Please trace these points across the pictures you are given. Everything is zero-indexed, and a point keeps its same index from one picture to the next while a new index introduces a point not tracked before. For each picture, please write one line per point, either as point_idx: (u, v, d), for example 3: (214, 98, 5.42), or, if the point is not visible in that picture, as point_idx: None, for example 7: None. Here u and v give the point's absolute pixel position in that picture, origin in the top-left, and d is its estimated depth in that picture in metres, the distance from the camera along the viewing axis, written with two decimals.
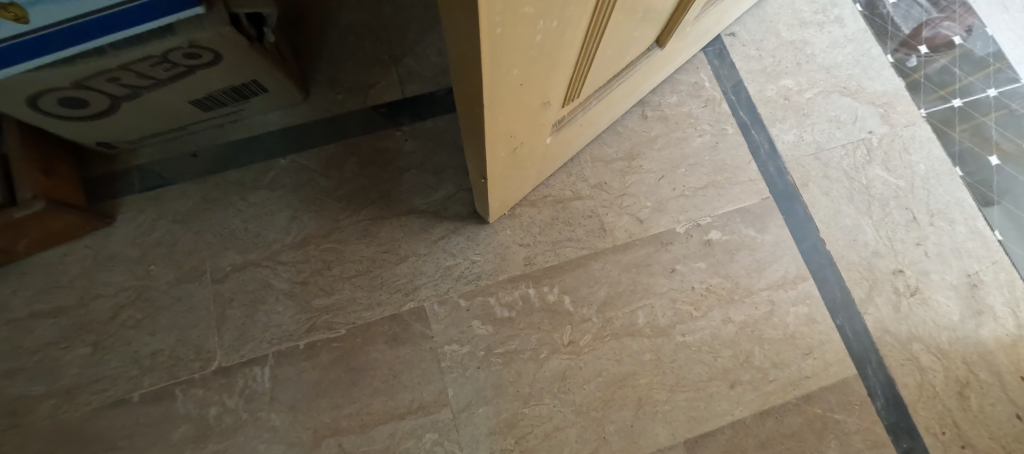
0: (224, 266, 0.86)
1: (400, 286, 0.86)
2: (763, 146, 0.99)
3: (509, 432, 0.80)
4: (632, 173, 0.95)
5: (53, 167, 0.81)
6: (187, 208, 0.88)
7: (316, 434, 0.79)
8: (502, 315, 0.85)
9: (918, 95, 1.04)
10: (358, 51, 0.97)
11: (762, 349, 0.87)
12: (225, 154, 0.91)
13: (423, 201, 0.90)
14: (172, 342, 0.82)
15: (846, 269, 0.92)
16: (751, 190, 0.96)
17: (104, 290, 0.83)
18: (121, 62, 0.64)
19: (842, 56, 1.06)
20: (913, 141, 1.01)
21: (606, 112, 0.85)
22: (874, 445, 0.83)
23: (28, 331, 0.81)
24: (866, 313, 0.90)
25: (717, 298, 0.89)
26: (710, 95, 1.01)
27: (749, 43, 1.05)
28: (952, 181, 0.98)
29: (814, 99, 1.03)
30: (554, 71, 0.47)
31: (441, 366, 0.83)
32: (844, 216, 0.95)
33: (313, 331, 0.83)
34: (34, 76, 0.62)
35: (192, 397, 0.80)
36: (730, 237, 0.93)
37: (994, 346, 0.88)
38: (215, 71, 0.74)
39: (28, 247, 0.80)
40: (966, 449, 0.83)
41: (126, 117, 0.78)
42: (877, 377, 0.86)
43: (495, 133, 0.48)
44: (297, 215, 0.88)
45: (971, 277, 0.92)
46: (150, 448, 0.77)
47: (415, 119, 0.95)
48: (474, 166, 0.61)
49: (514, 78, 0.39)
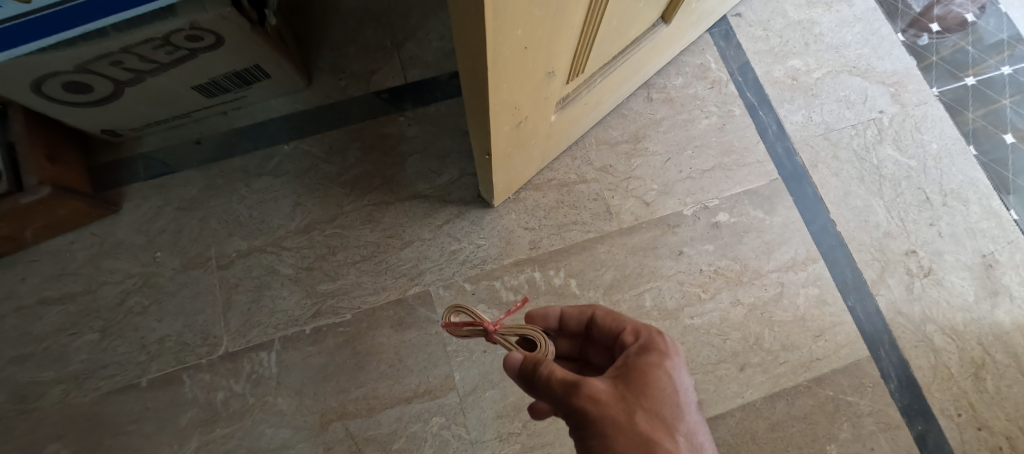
0: (229, 252, 0.86)
1: (406, 271, 0.85)
2: (770, 127, 0.98)
3: (516, 416, 0.80)
4: (637, 156, 0.94)
5: (58, 153, 0.82)
6: (192, 196, 0.88)
7: (323, 418, 0.79)
8: (508, 298, 0.85)
9: (931, 74, 1.02)
10: (360, 37, 0.97)
11: (773, 331, 0.86)
12: (228, 141, 0.91)
13: (426, 186, 0.90)
14: (179, 327, 0.82)
15: (857, 251, 0.90)
16: (759, 172, 0.94)
17: (111, 277, 0.84)
18: (123, 44, 0.64)
19: (851, 35, 1.04)
20: (925, 120, 0.99)
21: (611, 91, 0.83)
22: (888, 427, 0.81)
23: (38, 318, 0.81)
24: (878, 294, 0.88)
25: (726, 280, 0.88)
26: (716, 77, 1.00)
27: (755, 24, 1.04)
28: (965, 160, 0.96)
29: (823, 79, 1.01)
30: (557, 36, 0.46)
31: (447, 350, 0.82)
32: (855, 197, 0.94)
33: (318, 316, 0.83)
34: (38, 59, 0.62)
35: (199, 381, 0.80)
36: (738, 219, 0.91)
37: (1011, 327, 0.86)
38: (217, 55, 0.73)
39: (36, 233, 0.81)
40: (983, 431, 0.81)
41: (130, 103, 0.78)
42: (890, 359, 0.85)
43: (499, 103, 0.47)
44: (301, 201, 0.88)
45: (986, 257, 0.90)
46: (160, 431, 0.78)
47: (418, 104, 0.94)
48: (478, 141, 0.60)
49: (517, 40, 0.38)
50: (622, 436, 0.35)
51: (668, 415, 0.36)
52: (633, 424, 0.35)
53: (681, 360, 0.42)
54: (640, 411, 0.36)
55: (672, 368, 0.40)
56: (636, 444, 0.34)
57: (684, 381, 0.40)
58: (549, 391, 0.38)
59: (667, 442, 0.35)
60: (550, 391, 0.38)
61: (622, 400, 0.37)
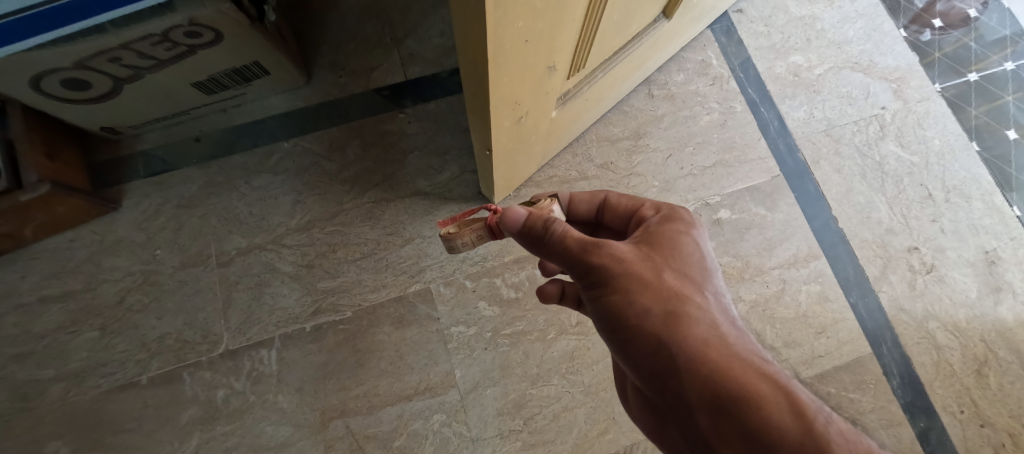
0: (229, 250, 0.86)
1: (406, 268, 0.85)
2: (772, 123, 0.97)
3: (517, 413, 0.80)
4: (638, 153, 0.94)
5: (57, 150, 0.81)
6: (191, 193, 0.88)
7: (323, 416, 0.79)
8: (509, 295, 0.85)
9: (933, 70, 1.01)
10: (360, 34, 0.96)
11: (775, 328, 0.86)
12: (228, 138, 0.91)
13: (427, 183, 0.89)
14: (179, 325, 0.82)
15: (859, 247, 0.90)
16: (761, 169, 0.94)
17: (110, 275, 0.84)
18: (121, 40, 0.64)
19: (853, 32, 1.04)
20: (928, 116, 0.98)
21: (612, 87, 0.83)
22: (890, 424, 0.81)
23: (37, 316, 0.81)
24: (880, 291, 0.88)
25: (727, 278, 0.88)
26: (717, 73, 1.00)
27: (757, 20, 1.03)
28: (968, 156, 0.96)
29: (825, 75, 1.01)
30: (559, 30, 0.45)
31: (448, 347, 0.82)
32: (857, 194, 0.93)
33: (319, 313, 0.83)
34: (37, 55, 0.62)
35: (199, 379, 0.80)
36: (740, 216, 0.91)
37: (1014, 324, 0.86)
38: (216, 52, 0.73)
39: (35, 231, 0.81)
40: (986, 428, 0.81)
41: (129, 100, 0.78)
42: (892, 355, 0.84)
43: (500, 97, 0.47)
44: (301, 198, 0.88)
45: (989, 254, 0.90)
46: (161, 429, 0.78)
47: (418, 101, 0.94)
48: (478, 136, 0.59)
49: (519, 33, 0.38)
50: (651, 294, 0.36)
51: (697, 277, 0.39)
52: (665, 285, 0.37)
53: (704, 231, 0.43)
54: (670, 272, 0.38)
55: (697, 237, 0.42)
56: (667, 302, 0.36)
57: (707, 249, 0.42)
58: (568, 254, 0.38)
59: (696, 301, 0.37)
60: (569, 249, 0.38)
61: (652, 263, 0.38)
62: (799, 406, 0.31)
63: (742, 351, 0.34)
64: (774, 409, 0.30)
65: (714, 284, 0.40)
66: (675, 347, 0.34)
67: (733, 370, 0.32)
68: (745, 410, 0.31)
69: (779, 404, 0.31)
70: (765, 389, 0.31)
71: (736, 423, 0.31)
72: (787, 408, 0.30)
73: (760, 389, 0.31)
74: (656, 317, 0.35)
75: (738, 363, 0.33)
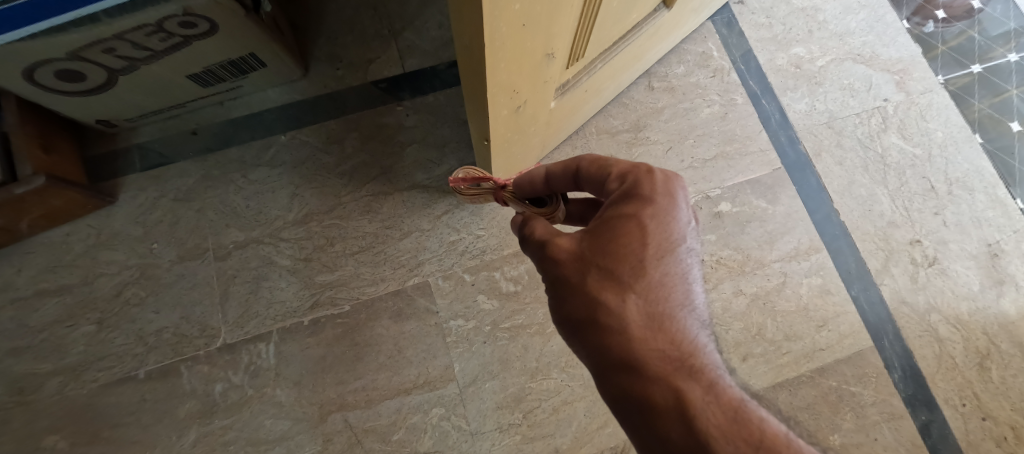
0: (226, 244, 0.85)
1: (405, 261, 0.85)
2: (774, 115, 0.96)
3: (516, 407, 0.79)
4: (638, 145, 0.93)
5: (53, 143, 0.81)
6: (188, 187, 0.87)
7: (321, 409, 0.78)
8: (508, 289, 0.84)
9: (937, 62, 1.00)
10: (358, 26, 0.95)
11: (775, 322, 0.85)
12: (225, 131, 0.90)
13: (425, 176, 0.88)
14: (176, 318, 0.81)
15: (860, 240, 0.89)
16: (762, 161, 0.93)
17: (107, 269, 0.83)
18: (114, 31, 0.63)
19: (856, 23, 1.03)
20: (930, 108, 0.97)
21: (612, 78, 0.82)
22: (892, 417, 0.81)
23: (33, 310, 0.81)
24: (882, 284, 0.87)
25: (728, 271, 0.87)
26: (718, 65, 0.99)
27: (758, 11, 1.02)
28: (971, 149, 0.95)
29: (827, 67, 1.00)
30: (557, 14, 0.45)
31: (447, 341, 0.82)
32: (858, 187, 0.93)
33: (317, 308, 0.82)
34: (29, 46, 0.61)
35: (197, 373, 0.79)
36: (741, 209, 0.90)
37: (1016, 317, 0.85)
38: (211, 43, 0.72)
39: (30, 225, 0.80)
40: (988, 421, 0.80)
41: (124, 92, 0.77)
42: (893, 349, 0.84)
43: (497, 84, 0.46)
44: (298, 192, 0.87)
45: (991, 247, 0.89)
46: (158, 423, 0.77)
47: (417, 93, 0.93)
48: (476, 126, 0.59)
49: (515, 16, 0.37)
50: (570, 295, 0.32)
51: (626, 272, 0.31)
52: (583, 284, 0.32)
53: (669, 202, 0.33)
54: (593, 269, 0.32)
55: (650, 215, 0.32)
56: (579, 305, 0.32)
57: (669, 223, 0.32)
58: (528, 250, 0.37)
59: (613, 299, 0.31)
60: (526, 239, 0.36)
61: (576, 256, 0.33)
62: (695, 425, 0.26)
63: (661, 356, 0.29)
64: (667, 428, 0.27)
65: (666, 268, 0.32)
66: (591, 352, 0.31)
67: (636, 384, 0.28)
68: (645, 424, 0.28)
69: (671, 422, 0.27)
70: (663, 405, 0.27)
71: (639, 436, 0.28)
72: (680, 428, 0.26)
73: (659, 407, 0.27)
74: (575, 321, 0.32)
75: (646, 378, 0.28)
